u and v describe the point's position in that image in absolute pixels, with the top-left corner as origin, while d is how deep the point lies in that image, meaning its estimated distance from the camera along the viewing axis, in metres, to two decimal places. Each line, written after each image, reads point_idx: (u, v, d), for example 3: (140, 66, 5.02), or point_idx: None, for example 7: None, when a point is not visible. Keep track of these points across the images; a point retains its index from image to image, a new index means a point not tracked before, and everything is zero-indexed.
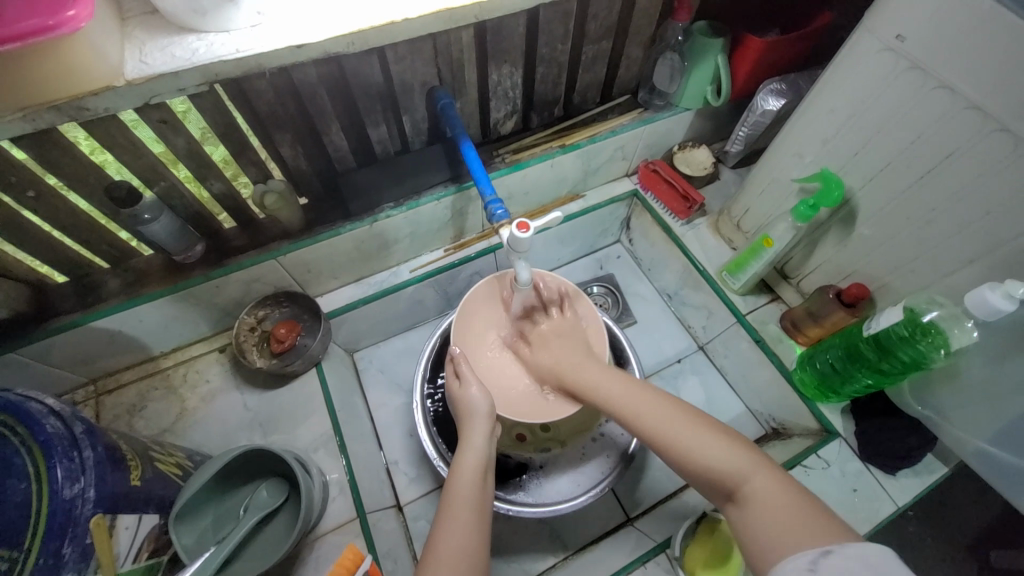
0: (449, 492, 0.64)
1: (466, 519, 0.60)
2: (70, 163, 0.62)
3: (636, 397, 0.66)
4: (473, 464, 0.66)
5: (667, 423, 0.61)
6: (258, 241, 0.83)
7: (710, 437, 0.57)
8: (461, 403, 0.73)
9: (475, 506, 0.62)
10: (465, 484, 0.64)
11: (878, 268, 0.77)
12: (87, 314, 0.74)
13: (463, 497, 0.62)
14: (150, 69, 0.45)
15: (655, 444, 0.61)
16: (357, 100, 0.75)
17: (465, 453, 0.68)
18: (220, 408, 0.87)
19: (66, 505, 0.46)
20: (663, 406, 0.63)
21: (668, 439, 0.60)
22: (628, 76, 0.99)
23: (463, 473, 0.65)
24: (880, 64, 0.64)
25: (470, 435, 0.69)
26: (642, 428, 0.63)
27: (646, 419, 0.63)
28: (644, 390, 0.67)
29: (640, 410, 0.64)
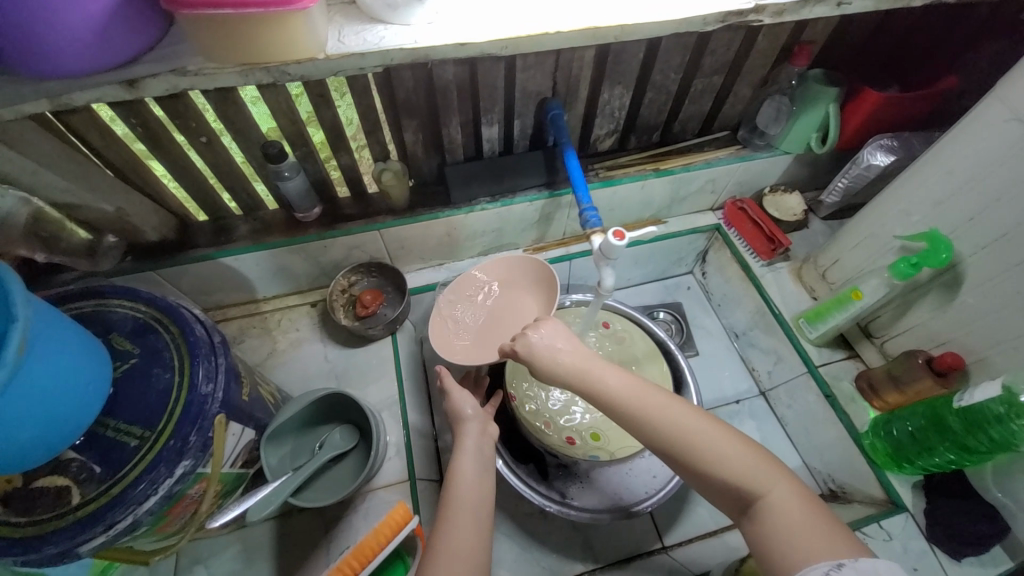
0: (447, 498, 0.65)
1: (465, 526, 0.61)
2: (240, 119, 0.74)
3: (640, 396, 0.57)
4: (470, 474, 0.67)
5: (686, 427, 0.54)
6: (366, 212, 0.92)
7: (729, 447, 0.53)
8: (453, 408, 0.77)
9: (473, 512, 0.63)
10: (463, 495, 0.64)
11: (979, 340, 0.74)
12: (219, 250, 0.85)
13: (460, 502, 0.63)
14: (345, 48, 0.54)
15: (665, 447, 0.55)
16: (480, 101, 0.82)
17: (460, 459, 0.69)
18: (302, 355, 0.96)
19: (201, 399, 0.53)
20: (674, 404, 0.56)
21: (681, 446, 0.54)
22: (731, 113, 1.01)
23: (458, 478, 0.66)
24: (1009, 133, 0.62)
25: (463, 443, 0.71)
26: (648, 427, 0.55)
27: (659, 426, 0.55)
28: (642, 381, 0.59)
29: (647, 411, 0.56)
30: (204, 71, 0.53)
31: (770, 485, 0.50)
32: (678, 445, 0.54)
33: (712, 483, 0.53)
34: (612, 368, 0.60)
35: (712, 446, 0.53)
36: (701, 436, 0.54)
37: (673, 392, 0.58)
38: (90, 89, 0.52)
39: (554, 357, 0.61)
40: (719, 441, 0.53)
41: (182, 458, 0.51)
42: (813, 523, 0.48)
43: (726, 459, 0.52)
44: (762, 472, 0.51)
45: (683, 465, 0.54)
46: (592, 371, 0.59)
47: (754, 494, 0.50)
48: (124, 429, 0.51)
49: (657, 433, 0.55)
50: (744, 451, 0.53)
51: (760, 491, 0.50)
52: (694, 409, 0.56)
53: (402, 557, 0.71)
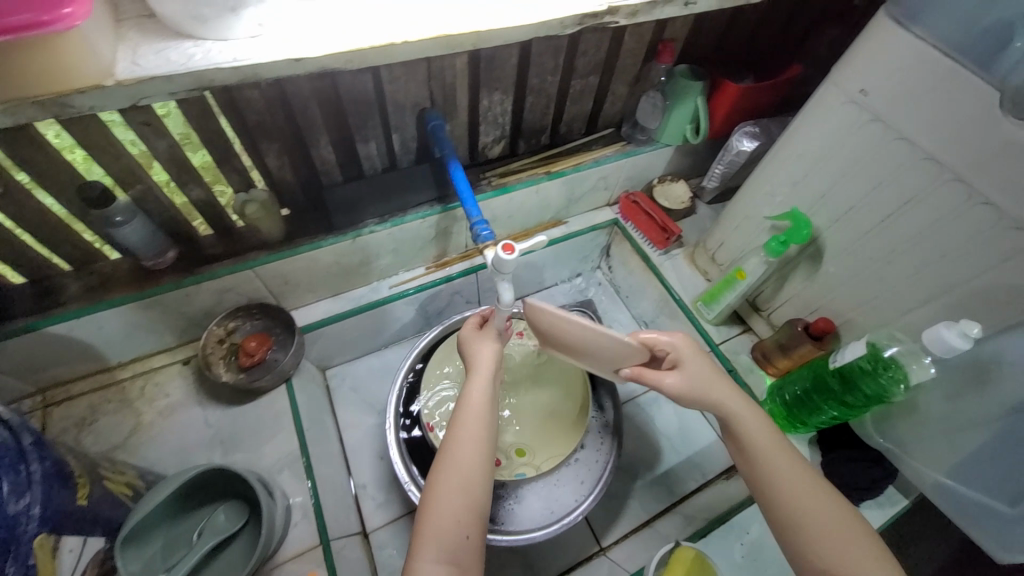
0: (454, 439, 0.59)
1: (464, 490, 0.56)
2: (42, 160, 0.60)
3: (793, 471, 0.57)
4: (482, 394, 0.62)
5: (830, 518, 0.54)
6: (235, 249, 0.80)
7: (853, 536, 0.53)
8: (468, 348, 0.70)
9: (485, 433, 0.60)
10: (478, 420, 0.60)
11: (844, 304, 0.81)
12: (42, 319, 0.69)
13: (464, 452, 0.57)
14: (142, 71, 0.45)
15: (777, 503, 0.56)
16: (349, 116, 0.75)
17: (472, 387, 0.63)
18: (178, 424, 0.82)
19: (9, 522, 0.42)
20: (826, 497, 0.55)
21: (813, 534, 0.53)
22: (612, 111, 1.03)
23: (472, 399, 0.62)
24: (846, 115, 0.69)
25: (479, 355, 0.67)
26: (771, 480, 0.57)
27: (798, 507, 0.55)
28: (801, 462, 0.58)
29: (799, 488, 0.56)
30: None
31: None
32: (812, 531, 0.53)
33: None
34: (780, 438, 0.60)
35: (849, 546, 0.52)
36: (818, 507, 0.55)
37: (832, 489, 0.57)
38: None
39: (721, 398, 0.61)
40: (834, 522, 0.54)
41: None
42: None
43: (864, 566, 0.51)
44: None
45: (811, 550, 0.53)
46: (755, 435, 0.59)
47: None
48: None
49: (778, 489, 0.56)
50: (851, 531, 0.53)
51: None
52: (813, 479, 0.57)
53: None
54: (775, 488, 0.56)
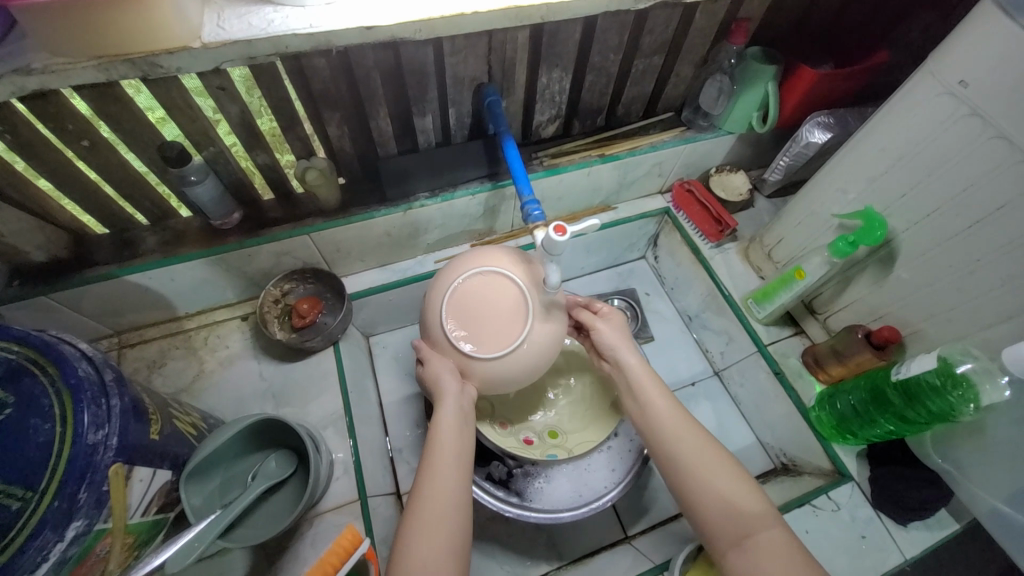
0: (430, 460, 0.62)
1: (442, 505, 0.59)
2: (129, 118, 0.64)
3: (673, 419, 0.64)
4: (451, 426, 0.63)
5: (718, 478, 0.59)
6: (294, 214, 0.84)
7: (733, 484, 0.58)
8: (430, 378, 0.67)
9: (457, 468, 0.62)
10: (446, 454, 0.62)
11: (913, 313, 0.75)
12: (123, 267, 0.75)
13: (439, 469, 0.61)
14: (225, 35, 0.47)
15: (671, 466, 0.62)
16: (408, 89, 0.76)
17: (441, 413, 0.64)
18: (236, 374, 0.88)
19: (88, 450, 0.46)
20: (701, 439, 0.62)
21: (701, 489, 0.59)
22: (674, 94, 0.99)
23: (442, 426, 0.63)
24: (940, 108, 0.63)
25: (445, 387, 0.65)
26: (660, 444, 0.63)
27: (679, 449, 0.61)
28: (678, 408, 0.65)
29: (674, 432, 0.63)
30: (52, 68, 0.45)
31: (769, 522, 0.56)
32: (692, 468, 0.60)
33: (711, 510, 0.58)
34: (659, 387, 0.67)
35: (724, 479, 0.59)
36: (706, 465, 0.60)
37: (706, 432, 0.63)
38: None
39: (616, 351, 0.70)
40: (723, 475, 0.59)
41: (73, 519, 0.44)
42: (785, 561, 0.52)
43: (737, 496, 0.57)
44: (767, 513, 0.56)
45: (688, 485, 0.60)
46: (643, 384, 0.67)
47: (752, 531, 0.55)
48: (2, 491, 0.43)
49: (666, 450, 0.62)
50: (739, 484, 0.59)
51: (758, 530, 0.55)
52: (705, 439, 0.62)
53: None
54: (665, 451, 0.62)
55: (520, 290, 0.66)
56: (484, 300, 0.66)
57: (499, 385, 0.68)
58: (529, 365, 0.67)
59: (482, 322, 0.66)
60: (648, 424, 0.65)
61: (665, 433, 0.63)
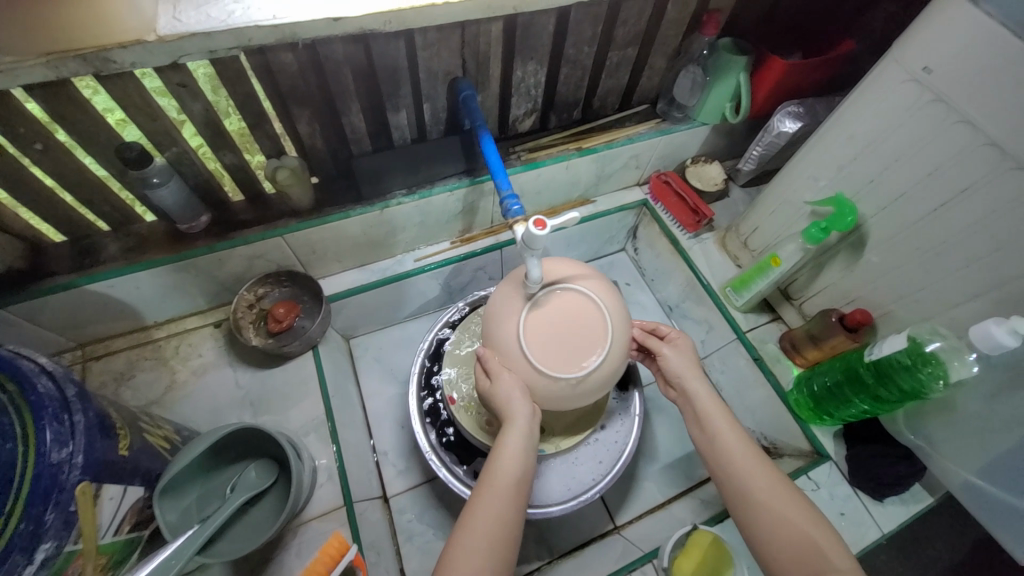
0: (487, 482, 0.60)
1: (498, 525, 0.57)
2: (82, 119, 0.60)
3: (740, 445, 0.62)
4: (514, 452, 0.61)
5: (792, 514, 0.56)
6: (265, 216, 0.81)
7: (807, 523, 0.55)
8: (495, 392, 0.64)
9: (515, 493, 0.60)
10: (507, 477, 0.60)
11: (883, 295, 0.78)
12: (84, 276, 0.72)
13: (496, 488, 0.59)
14: (182, 27, 0.45)
15: (740, 497, 0.59)
16: (381, 84, 0.74)
17: (507, 435, 0.62)
18: (210, 383, 0.85)
19: (52, 469, 0.44)
20: (767, 467, 0.60)
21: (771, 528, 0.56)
22: (649, 86, 1.00)
23: (504, 454, 0.61)
24: (904, 95, 0.64)
25: (513, 410, 0.62)
26: (731, 470, 0.60)
27: (745, 477, 0.59)
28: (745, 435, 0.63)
29: (740, 459, 0.60)
30: None
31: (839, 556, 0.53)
32: (758, 498, 0.57)
33: (778, 540, 0.55)
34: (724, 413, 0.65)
35: (789, 510, 0.56)
36: (779, 501, 0.57)
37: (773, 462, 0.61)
38: None
39: (682, 377, 0.69)
40: (797, 514, 0.56)
41: (41, 542, 0.42)
42: None
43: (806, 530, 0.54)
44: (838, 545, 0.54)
45: (757, 517, 0.57)
46: (712, 413, 0.65)
47: (826, 566, 0.52)
48: None
49: (736, 479, 0.60)
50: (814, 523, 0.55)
51: (832, 565, 0.51)
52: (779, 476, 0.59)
53: None
54: (735, 479, 0.60)
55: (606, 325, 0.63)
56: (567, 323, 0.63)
57: (556, 405, 0.65)
58: (587, 392, 0.65)
59: (553, 342, 0.62)
60: (719, 450, 0.62)
61: (736, 460, 0.61)
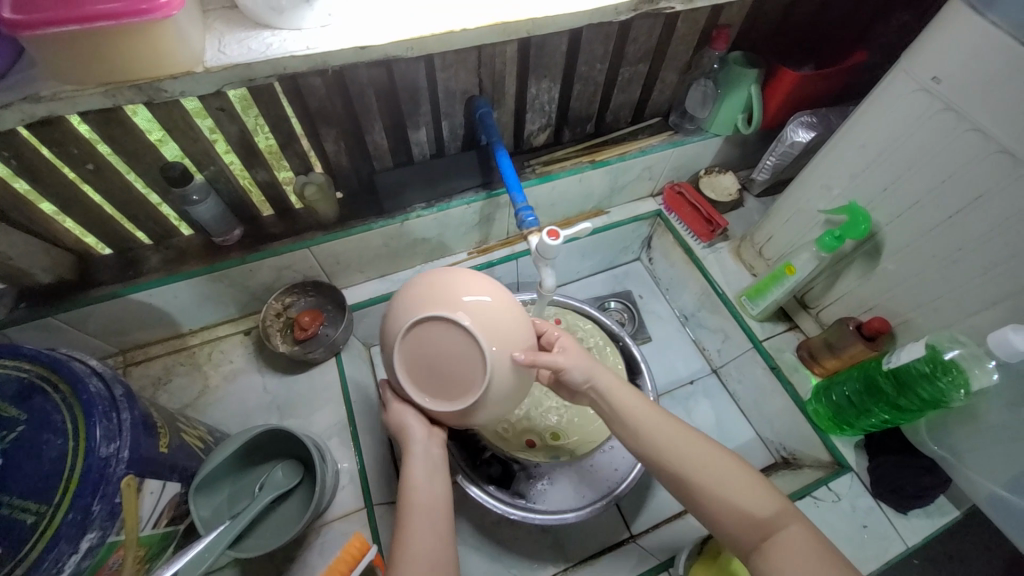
0: (406, 506, 0.59)
1: (427, 540, 0.56)
2: (131, 141, 0.66)
3: (662, 422, 0.61)
4: (425, 486, 0.61)
5: (716, 471, 0.56)
6: (293, 229, 0.86)
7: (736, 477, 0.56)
8: (396, 422, 0.65)
9: (434, 514, 0.59)
10: (424, 503, 0.59)
11: (900, 303, 0.77)
12: (128, 285, 0.77)
13: (419, 508, 0.59)
14: (226, 59, 0.50)
15: (671, 474, 0.58)
16: (402, 104, 0.78)
17: (411, 462, 0.62)
18: (240, 388, 0.89)
19: (101, 462, 0.47)
20: (694, 437, 0.60)
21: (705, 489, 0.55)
22: (661, 100, 1.02)
23: (411, 488, 0.60)
24: (913, 104, 0.65)
25: (410, 447, 0.63)
26: (650, 451, 0.59)
27: (677, 451, 0.58)
28: (661, 411, 0.62)
29: (666, 435, 0.59)
30: (61, 95, 0.47)
31: (789, 519, 0.52)
32: (698, 470, 0.57)
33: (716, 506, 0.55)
34: (638, 395, 0.64)
35: (727, 471, 0.56)
36: (706, 462, 0.57)
37: (695, 429, 0.61)
38: None
39: (589, 370, 0.64)
40: (727, 470, 0.56)
41: (86, 531, 0.45)
42: (814, 559, 0.48)
43: (746, 493, 0.54)
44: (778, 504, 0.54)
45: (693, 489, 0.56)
46: (618, 393, 0.63)
47: (766, 525, 0.52)
48: (18, 505, 0.44)
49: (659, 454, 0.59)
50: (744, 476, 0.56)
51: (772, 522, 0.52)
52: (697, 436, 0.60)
53: None
54: (658, 455, 0.59)
55: (455, 317, 0.57)
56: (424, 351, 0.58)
57: (460, 426, 0.63)
58: (493, 406, 0.60)
59: (439, 383, 0.58)
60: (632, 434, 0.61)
61: (655, 436, 0.60)
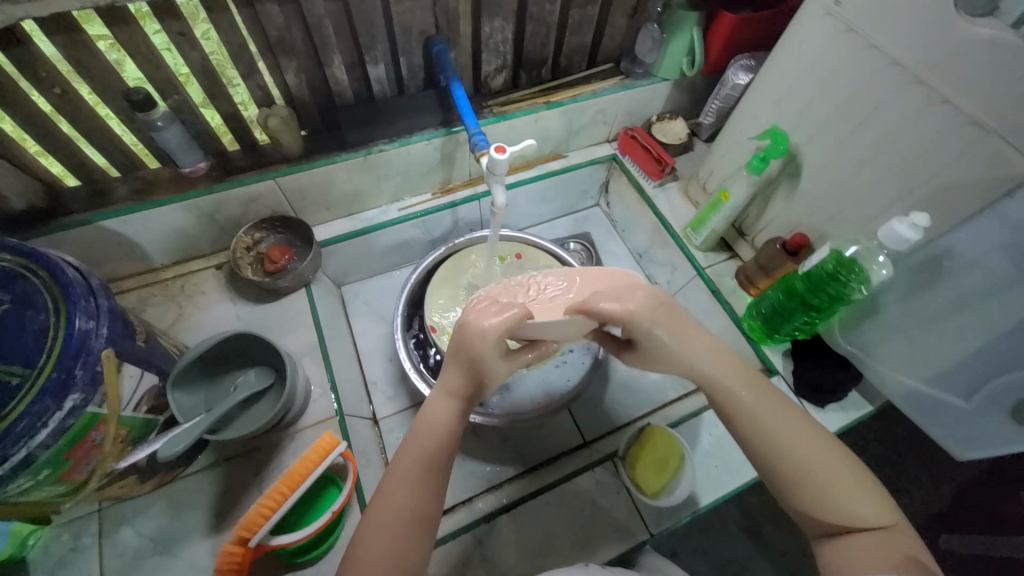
0: (409, 444, 0.61)
1: (413, 473, 0.58)
2: (96, 65, 0.69)
3: (776, 412, 0.59)
4: (439, 424, 0.61)
5: (825, 461, 0.57)
6: (260, 163, 0.90)
7: (839, 467, 0.57)
8: (462, 328, 0.62)
9: (439, 466, 0.59)
10: (436, 445, 0.60)
11: (818, 219, 0.86)
12: (99, 213, 0.80)
13: (416, 450, 0.59)
14: None
15: (780, 467, 0.57)
16: (359, 37, 0.82)
17: (436, 401, 0.63)
18: (214, 316, 0.94)
19: (81, 335, 0.52)
20: (810, 434, 0.58)
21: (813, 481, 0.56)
22: (612, 45, 1.08)
23: (427, 427, 0.61)
24: (822, 28, 0.72)
25: (443, 380, 0.64)
26: (765, 438, 0.58)
27: (788, 443, 0.57)
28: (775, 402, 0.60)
29: (783, 431, 0.58)
30: None
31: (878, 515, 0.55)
32: (812, 469, 0.56)
33: (821, 498, 0.56)
34: (748, 377, 0.61)
35: (834, 468, 0.57)
36: (821, 455, 0.57)
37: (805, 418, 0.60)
38: None
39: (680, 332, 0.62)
40: (836, 463, 0.57)
41: (69, 392, 0.50)
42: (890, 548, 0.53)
43: (847, 501, 0.55)
44: (869, 505, 0.55)
45: (800, 480, 0.56)
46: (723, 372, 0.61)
47: (862, 515, 0.55)
48: (4, 369, 0.49)
49: (773, 443, 0.58)
50: (842, 467, 0.57)
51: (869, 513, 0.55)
52: (808, 427, 0.59)
53: (335, 484, 0.76)
54: (771, 443, 0.58)
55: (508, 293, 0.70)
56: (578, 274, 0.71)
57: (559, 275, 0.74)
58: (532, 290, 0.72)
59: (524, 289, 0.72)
60: (749, 421, 0.59)
61: (772, 425, 0.58)
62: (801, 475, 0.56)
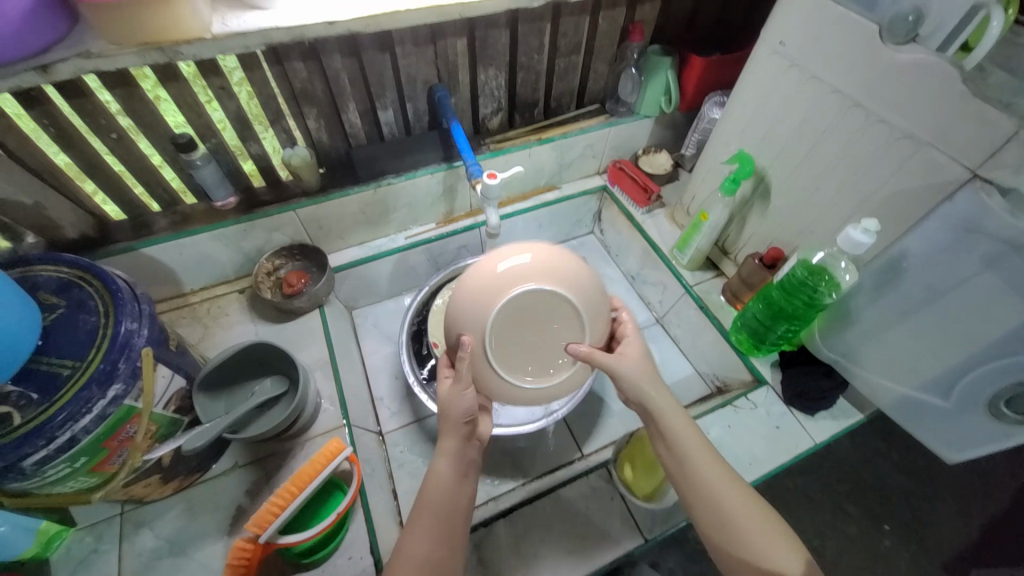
0: (421, 502, 0.66)
1: (434, 526, 0.63)
2: (148, 114, 0.81)
3: (710, 465, 0.64)
4: (447, 481, 0.67)
5: (748, 517, 0.60)
6: (281, 196, 1.01)
7: (764, 525, 0.60)
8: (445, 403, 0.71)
9: (457, 521, 0.65)
10: (448, 500, 0.65)
11: (790, 234, 0.92)
12: (140, 241, 0.90)
13: (432, 506, 0.65)
14: (229, 28, 0.68)
15: (707, 514, 0.62)
16: (371, 87, 0.95)
17: (440, 463, 0.69)
18: (235, 335, 1.02)
19: (126, 333, 0.60)
20: (739, 488, 0.63)
21: (735, 532, 0.60)
22: (596, 88, 1.20)
23: (436, 485, 0.67)
24: (773, 65, 0.82)
25: (441, 445, 0.70)
26: (694, 484, 0.63)
27: (712, 493, 0.62)
28: (714, 457, 0.65)
29: (713, 483, 0.62)
30: (105, 53, 0.64)
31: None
32: (735, 520, 0.60)
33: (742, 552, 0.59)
34: (691, 426, 0.67)
35: (757, 526, 0.60)
36: (745, 512, 0.61)
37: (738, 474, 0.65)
38: (10, 78, 0.61)
39: (641, 392, 0.68)
40: (762, 522, 0.60)
41: (113, 382, 0.57)
42: None
43: (775, 545, 0.58)
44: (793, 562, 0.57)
45: (724, 530, 0.60)
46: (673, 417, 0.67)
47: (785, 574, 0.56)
48: (56, 363, 0.56)
49: (700, 489, 0.63)
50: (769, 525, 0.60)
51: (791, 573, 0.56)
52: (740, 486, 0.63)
53: (340, 488, 0.81)
54: (700, 490, 0.63)
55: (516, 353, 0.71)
56: (537, 310, 0.71)
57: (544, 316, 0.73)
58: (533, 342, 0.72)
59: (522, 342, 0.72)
60: (680, 466, 0.65)
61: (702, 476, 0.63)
62: (723, 527, 0.60)
